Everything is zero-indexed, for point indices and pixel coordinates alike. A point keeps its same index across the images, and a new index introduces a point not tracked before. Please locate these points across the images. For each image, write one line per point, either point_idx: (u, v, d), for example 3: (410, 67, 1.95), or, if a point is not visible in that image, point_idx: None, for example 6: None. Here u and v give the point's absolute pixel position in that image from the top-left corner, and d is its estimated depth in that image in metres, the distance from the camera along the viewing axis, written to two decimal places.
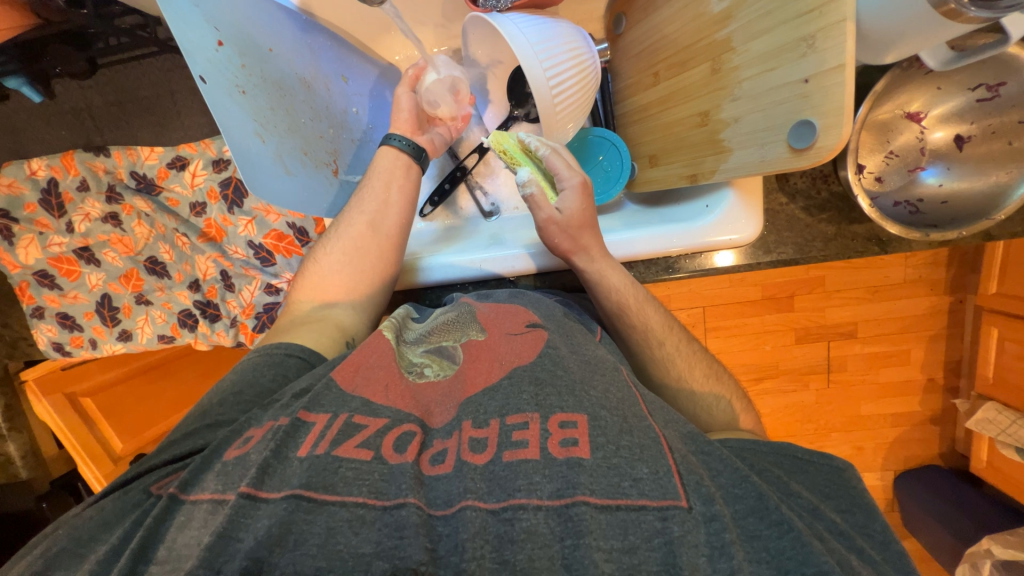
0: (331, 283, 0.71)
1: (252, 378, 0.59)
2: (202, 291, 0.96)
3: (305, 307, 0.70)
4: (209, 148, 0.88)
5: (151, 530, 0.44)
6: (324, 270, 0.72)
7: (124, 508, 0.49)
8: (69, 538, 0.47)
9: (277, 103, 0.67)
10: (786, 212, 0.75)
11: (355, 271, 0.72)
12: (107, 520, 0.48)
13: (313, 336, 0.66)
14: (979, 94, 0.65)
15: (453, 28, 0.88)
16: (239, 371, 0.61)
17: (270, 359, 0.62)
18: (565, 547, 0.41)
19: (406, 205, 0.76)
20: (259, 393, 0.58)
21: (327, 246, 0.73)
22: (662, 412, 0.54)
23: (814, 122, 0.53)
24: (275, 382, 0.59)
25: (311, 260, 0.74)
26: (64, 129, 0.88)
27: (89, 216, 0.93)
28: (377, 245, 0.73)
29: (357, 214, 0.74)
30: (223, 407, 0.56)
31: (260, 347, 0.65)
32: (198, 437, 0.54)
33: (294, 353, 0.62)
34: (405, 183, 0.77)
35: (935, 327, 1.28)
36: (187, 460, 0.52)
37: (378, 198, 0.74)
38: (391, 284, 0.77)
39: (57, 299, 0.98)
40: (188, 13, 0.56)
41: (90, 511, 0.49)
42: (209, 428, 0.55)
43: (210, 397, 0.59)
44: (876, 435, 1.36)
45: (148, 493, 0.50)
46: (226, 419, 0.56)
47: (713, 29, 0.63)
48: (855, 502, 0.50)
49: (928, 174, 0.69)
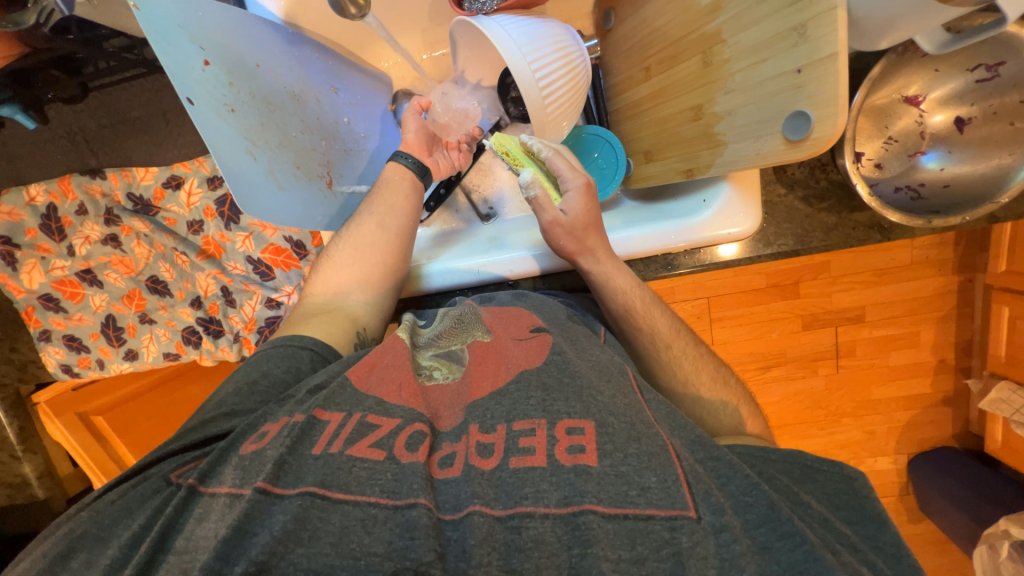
0: (342, 281, 0.71)
1: (267, 369, 0.60)
2: (204, 308, 0.97)
3: (318, 299, 0.71)
4: (203, 166, 0.88)
5: (170, 520, 0.45)
6: (334, 268, 0.72)
7: (146, 494, 0.50)
8: (92, 522, 0.48)
9: (267, 119, 0.68)
10: (786, 203, 0.74)
11: (367, 264, 0.71)
12: (128, 505, 0.49)
13: (324, 328, 0.66)
14: (978, 74, 0.63)
15: (441, 31, 0.87)
16: (254, 363, 0.62)
17: (285, 351, 0.62)
18: (573, 556, 0.41)
19: (416, 210, 0.77)
20: (274, 384, 0.59)
21: (338, 244, 0.74)
22: (667, 416, 0.55)
23: (808, 113, 0.53)
24: (289, 374, 0.60)
25: (323, 261, 0.74)
26: (61, 153, 0.90)
27: (89, 238, 0.93)
28: (388, 245, 0.73)
29: (367, 215, 0.74)
30: (238, 397, 0.57)
31: (274, 339, 0.65)
32: (215, 425, 0.55)
33: (307, 345, 0.63)
34: (415, 192, 0.77)
35: (943, 308, 1.26)
36: (209, 447, 0.53)
37: (389, 200, 0.75)
38: (401, 282, 0.77)
39: (63, 321, 0.99)
40: (173, 34, 0.56)
41: (112, 496, 0.50)
42: (225, 417, 0.55)
43: (224, 391, 0.60)
44: (887, 419, 1.34)
45: (167, 481, 0.50)
46: (242, 409, 0.56)
47: (702, 22, 0.62)
48: (868, 515, 0.49)
49: (929, 159, 0.68)
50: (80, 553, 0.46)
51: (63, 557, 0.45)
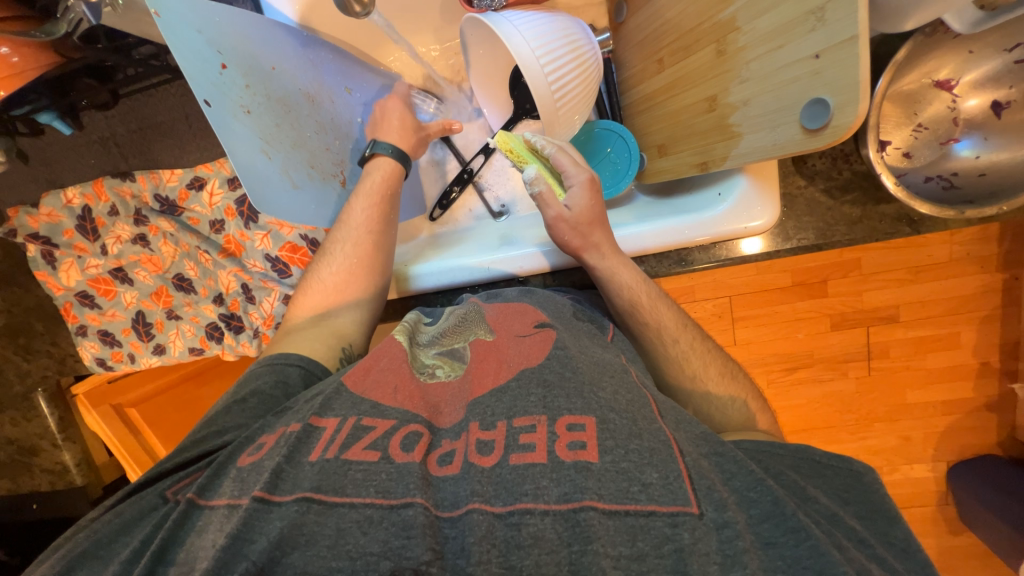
0: (328, 298, 0.72)
1: (256, 387, 0.61)
2: (226, 304, 1.00)
3: (304, 319, 0.71)
4: (223, 167, 0.92)
5: (170, 533, 0.46)
6: (320, 287, 0.72)
7: (143, 511, 0.51)
8: (91, 540, 0.49)
9: (282, 120, 0.70)
10: (805, 195, 0.71)
11: (352, 278, 0.72)
12: (126, 522, 0.51)
13: (310, 344, 0.67)
14: (1016, 54, 0.59)
15: (452, 30, 0.88)
16: (244, 380, 0.63)
17: (274, 368, 0.63)
18: (572, 553, 0.40)
19: (392, 215, 0.76)
20: (264, 400, 0.60)
21: (323, 262, 0.74)
22: (673, 412, 0.53)
23: (827, 100, 0.50)
24: (278, 390, 0.61)
25: (312, 275, 0.74)
26: (94, 157, 0.95)
27: (120, 238, 0.98)
28: (374, 257, 0.74)
29: (347, 230, 0.74)
30: (229, 414, 0.58)
31: (263, 357, 0.66)
32: (207, 442, 0.55)
33: (294, 362, 0.64)
34: (393, 194, 0.76)
35: (986, 307, 1.18)
36: (197, 465, 0.54)
37: (377, 210, 0.74)
38: (386, 288, 0.78)
39: (97, 317, 1.03)
40: (189, 39, 0.58)
41: (109, 515, 0.51)
42: (217, 434, 0.56)
43: (214, 408, 0.60)
44: (924, 424, 1.27)
45: (164, 498, 0.52)
46: (233, 426, 0.57)
47: (716, 10, 0.60)
48: (878, 510, 0.47)
49: (962, 147, 0.64)
50: (82, 571, 0.47)
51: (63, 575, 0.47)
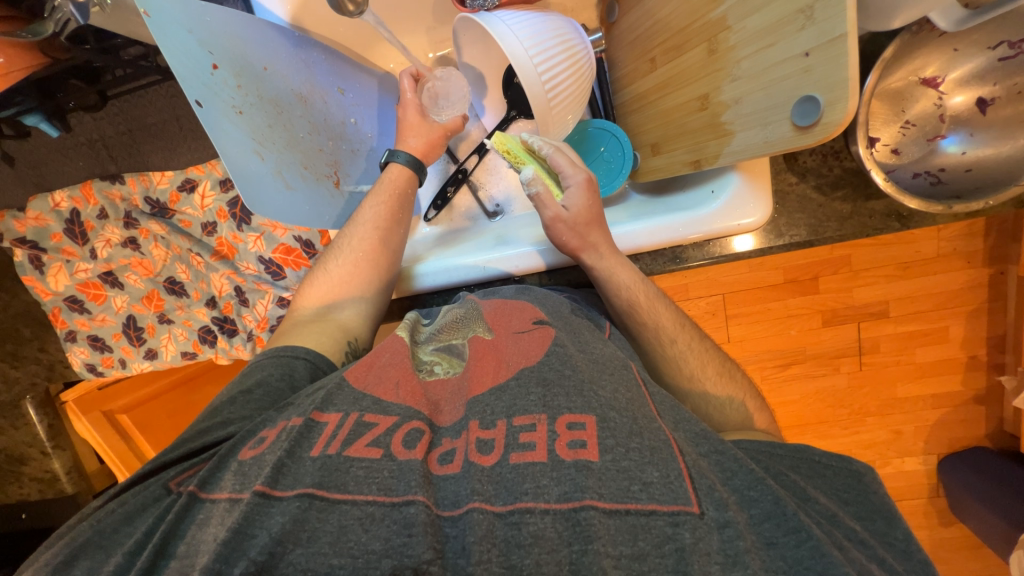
0: (334, 292, 0.71)
1: (261, 378, 0.60)
2: (219, 308, 1.00)
3: (309, 310, 0.71)
4: (215, 169, 0.91)
5: (172, 525, 0.46)
6: (326, 280, 0.72)
7: (146, 501, 0.51)
8: (94, 530, 0.49)
9: (275, 120, 0.69)
10: (797, 192, 0.72)
11: (357, 276, 0.72)
12: (129, 513, 0.50)
13: (315, 338, 0.67)
14: (1000, 52, 0.60)
15: (445, 30, 0.88)
16: (249, 372, 0.62)
17: (279, 360, 0.63)
18: (573, 552, 0.40)
19: (406, 219, 0.77)
20: (269, 393, 0.59)
21: (330, 256, 0.74)
22: (671, 410, 0.53)
23: (817, 97, 0.50)
24: (283, 383, 0.60)
25: (316, 269, 0.74)
26: (82, 160, 0.93)
27: (110, 241, 0.97)
28: (380, 254, 0.74)
29: (359, 226, 0.74)
30: (234, 406, 0.57)
31: (268, 349, 0.66)
32: (210, 434, 0.55)
33: (300, 355, 0.63)
34: (410, 196, 0.77)
35: (973, 302, 1.20)
36: (202, 455, 0.53)
37: (386, 207, 0.75)
38: (391, 288, 0.77)
39: (87, 322, 1.02)
40: (181, 39, 0.58)
41: (113, 504, 0.51)
42: (221, 426, 0.56)
43: (218, 399, 0.60)
44: (914, 418, 1.29)
45: (167, 489, 0.51)
46: (237, 418, 0.56)
47: (706, 10, 0.61)
48: (876, 509, 0.48)
49: (949, 143, 0.65)
50: (83, 560, 0.47)
51: (66, 563, 0.46)
